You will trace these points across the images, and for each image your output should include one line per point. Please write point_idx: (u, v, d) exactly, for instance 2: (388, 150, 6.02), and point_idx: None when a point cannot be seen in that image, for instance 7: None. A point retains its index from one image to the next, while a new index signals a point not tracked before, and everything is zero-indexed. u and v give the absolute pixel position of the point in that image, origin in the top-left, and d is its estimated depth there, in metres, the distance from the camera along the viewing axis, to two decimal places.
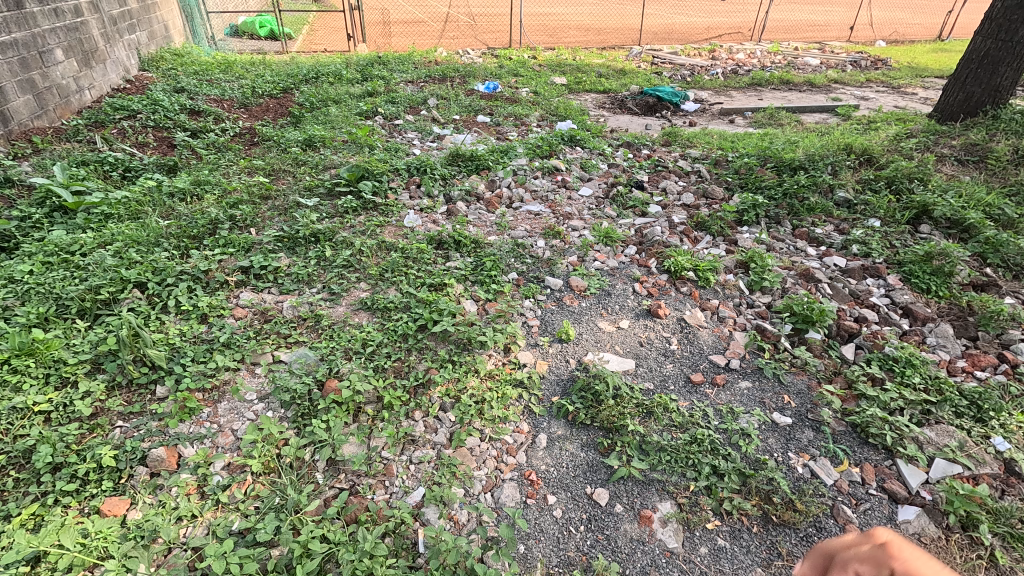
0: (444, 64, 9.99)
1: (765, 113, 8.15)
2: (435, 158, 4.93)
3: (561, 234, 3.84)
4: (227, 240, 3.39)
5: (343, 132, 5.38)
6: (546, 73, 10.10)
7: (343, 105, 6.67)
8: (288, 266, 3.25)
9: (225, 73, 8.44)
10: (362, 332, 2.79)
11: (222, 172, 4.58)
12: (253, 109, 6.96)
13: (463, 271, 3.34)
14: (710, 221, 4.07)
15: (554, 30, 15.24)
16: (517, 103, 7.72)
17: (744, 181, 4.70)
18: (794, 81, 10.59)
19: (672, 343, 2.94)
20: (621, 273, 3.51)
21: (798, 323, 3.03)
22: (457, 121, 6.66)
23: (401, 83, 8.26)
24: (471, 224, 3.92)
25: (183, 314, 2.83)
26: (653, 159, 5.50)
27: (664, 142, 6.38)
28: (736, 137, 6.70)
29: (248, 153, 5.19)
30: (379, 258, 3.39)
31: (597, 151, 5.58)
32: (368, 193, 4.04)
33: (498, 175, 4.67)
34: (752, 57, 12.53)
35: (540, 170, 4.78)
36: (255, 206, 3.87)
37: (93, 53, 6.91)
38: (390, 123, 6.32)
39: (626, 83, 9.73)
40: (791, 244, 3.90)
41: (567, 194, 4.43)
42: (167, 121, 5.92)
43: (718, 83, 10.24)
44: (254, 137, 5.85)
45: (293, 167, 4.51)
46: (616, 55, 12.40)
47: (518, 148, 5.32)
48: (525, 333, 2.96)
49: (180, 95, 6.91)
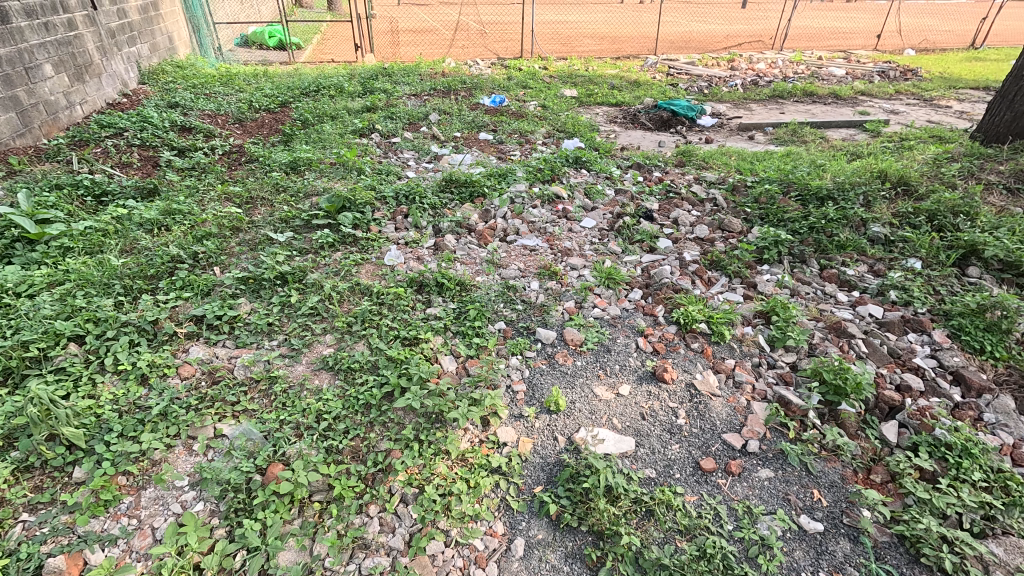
0: (451, 76, 9.69)
1: (788, 129, 7.68)
2: (427, 183, 4.59)
3: (557, 275, 3.44)
4: (185, 283, 3.07)
5: (333, 153, 5.08)
6: (557, 85, 9.75)
7: (339, 121, 6.38)
8: (247, 314, 2.91)
9: (226, 86, 8.24)
10: (319, 402, 2.43)
11: (199, 197, 4.29)
12: (248, 125, 6.71)
13: (444, 322, 2.97)
14: (725, 261, 3.64)
15: (567, 39, 14.90)
16: (524, 119, 7.36)
17: (765, 212, 4.26)
18: (818, 93, 10.07)
19: (679, 416, 2.52)
20: (623, 323, 3.09)
21: (829, 393, 2.58)
22: (457, 139, 6.32)
23: (404, 97, 7.96)
24: (458, 262, 3.55)
25: (119, 375, 2.50)
26: (664, 183, 5.08)
27: (678, 162, 5.95)
28: (756, 157, 6.25)
29: (232, 175, 4.91)
30: (351, 304, 3.03)
31: (603, 174, 5.19)
32: (348, 226, 3.70)
33: (494, 203, 4.30)
34: (773, 68, 12.03)
35: (540, 198, 4.39)
36: (225, 240, 3.56)
37: (87, 68, 6.73)
38: (386, 142, 6.01)
39: (640, 96, 9.31)
40: (818, 288, 3.45)
41: (567, 226, 4.04)
42: (154, 140, 5.68)
43: (737, 95, 9.76)
44: (242, 156, 5.58)
45: (273, 194, 4.20)
46: (630, 65, 12.01)
47: (518, 171, 4.95)
48: (508, 401, 2.57)
49: (174, 110, 6.70)
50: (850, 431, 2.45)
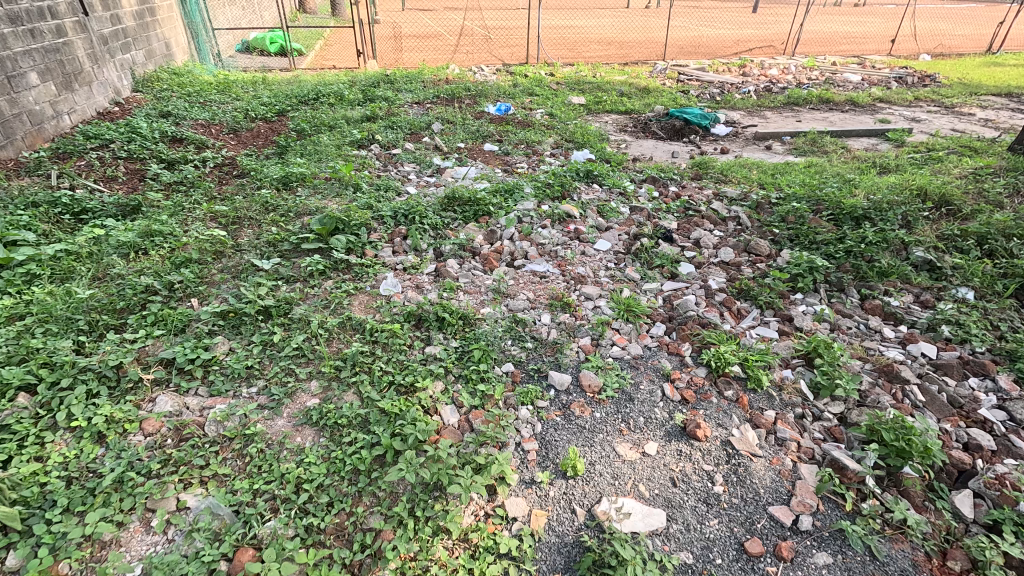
0: (455, 83, 9.41)
1: (807, 138, 7.34)
2: (428, 200, 4.28)
3: (570, 307, 3.11)
4: (158, 319, 2.76)
5: (330, 167, 4.78)
6: (564, 92, 9.46)
7: (337, 131, 6.08)
8: (223, 356, 2.59)
9: (222, 94, 7.98)
10: (300, 466, 2.10)
11: (184, 216, 3.99)
12: (243, 135, 6.43)
13: (445, 364, 2.64)
14: (756, 290, 3.30)
15: (574, 45, 14.63)
16: (530, 128, 7.05)
17: (794, 233, 3.92)
18: (835, 100, 9.72)
19: (716, 483, 2.18)
20: (645, 365, 2.75)
21: (889, 455, 2.23)
22: (461, 151, 6.01)
23: (406, 106, 7.66)
24: (461, 291, 3.23)
25: (73, 433, 2.18)
26: (682, 199, 4.75)
27: (695, 175, 5.62)
28: (777, 169, 5.91)
29: (221, 190, 4.62)
30: (341, 343, 2.71)
31: (616, 189, 4.86)
32: (341, 250, 3.39)
33: (500, 223, 3.98)
34: (786, 74, 11.71)
35: (549, 217, 4.07)
36: (206, 267, 3.24)
37: (76, 76, 6.47)
38: (387, 154, 5.71)
39: (650, 103, 9.00)
40: (861, 323, 3.10)
41: (580, 249, 3.72)
42: (142, 152, 5.40)
43: (751, 102, 9.43)
44: (234, 169, 5.29)
45: (263, 213, 3.89)
46: (639, 71, 11.72)
47: (526, 186, 4.63)
48: (517, 463, 2.23)
49: (166, 120, 6.43)
50: (916, 502, 2.10)
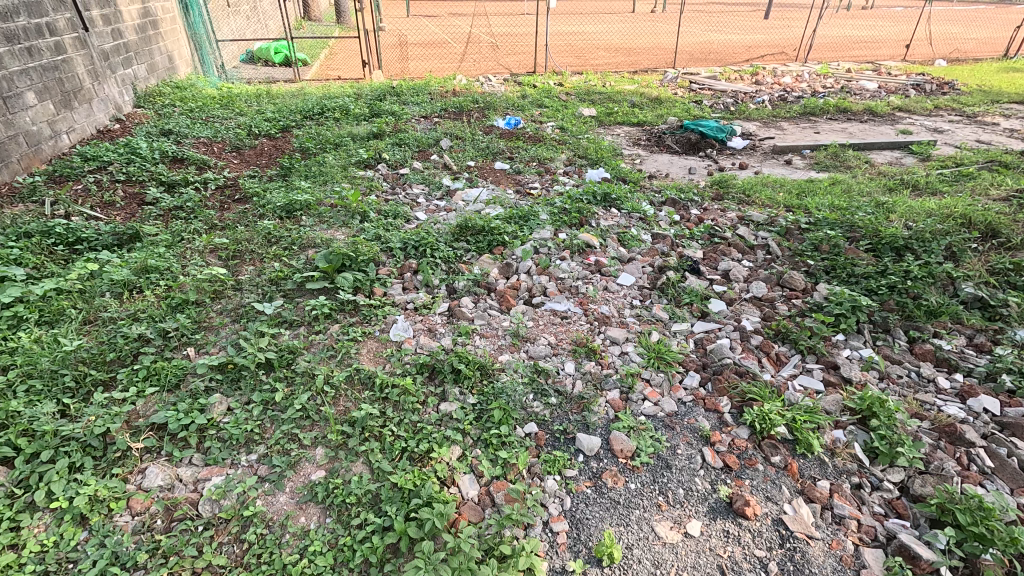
0: (463, 94, 9.21)
1: (828, 152, 7.09)
2: (440, 229, 4.06)
3: (596, 354, 2.87)
4: (150, 374, 2.54)
5: (336, 192, 4.58)
6: (574, 103, 9.24)
7: (343, 150, 5.88)
8: (220, 418, 2.37)
9: (225, 109, 7.81)
10: (304, 558, 1.88)
11: (182, 249, 3.79)
12: (246, 154, 6.24)
13: (462, 425, 2.41)
14: (795, 333, 3.05)
15: (582, 52, 14.43)
16: (542, 144, 6.83)
17: (830, 265, 3.68)
18: (852, 110, 9.46)
19: (770, 573, 1.95)
20: (681, 424, 2.51)
21: (965, 541, 1.98)
22: (471, 170, 5.80)
23: (413, 121, 7.45)
24: (477, 335, 3.00)
25: (51, 516, 1.96)
26: (705, 224, 4.51)
27: (716, 196, 5.38)
28: (800, 188, 5.66)
29: (222, 217, 4.41)
30: (349, 401, 2.49)
31: (635, 214, 4.63)
32: (348, 289, 3.16)
33: (516, 255, 3.76)
34: (800, 81, 11.46)
35: (568, 248, 3.84)
36: (204, 311, 3.03)
37: (75, 93, 6.31)
38: (394, 175, 5.50)
39: (663, 115, 8.78)
40: (912, 371, 2.86)
41: (602, 284, 3.48)
42: (141, 174, 5.21)
43: (766, 113, 9.18)
44: (237, 192, 5.10)
45: (265, 246, 3.68)
46: (649, 79, 11.49)
47: (541, 212, 4.40)
48: (547, 548, 2.00)
49: (167, 138, 6.25)
50: None
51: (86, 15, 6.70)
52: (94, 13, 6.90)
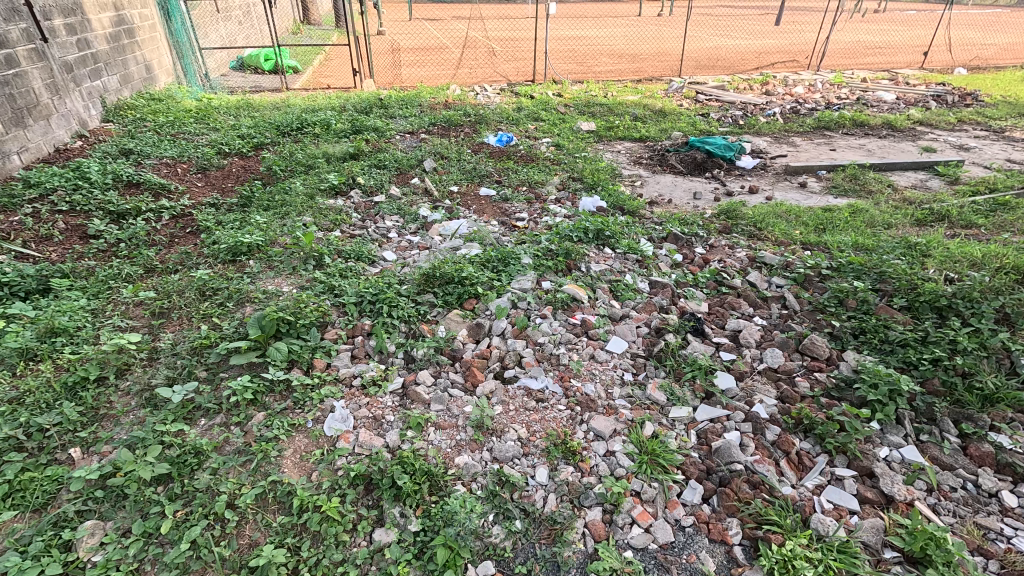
0: (455, 107, 8.70)
1: (846, 174, 6.53)
2: (405, 277, 3.55)
3: (575, 456, 2.33)
4: (11, 491, 2.03)
5: (294, 229, 4.07)
6: (573, 116, 8.72)
7: (314, 173, 5.38)
8: (87, 560, 1.85)
9: (200, 123, 7.34)
10: None
11: (105, 301, 3.29)
12: (212, 176, 5.75)
13: (397, 568, 1.89)
14: (822, 425, 2.49)
15: (584, 59, 13.91)
16: (534, 165, 6.31)
17: (860, 327, 3.13)
18: (870, 124, 8.88)
19: None
20: (679, 564, 1.98)
21: None
22: (453, 197, 5.29)
23: (398, 138, 6.95)
24: (432, 426, 2.47)
25: None
26: (710, 268, 3.97)
27: (723, 228, 4.82)
28: (817, 218, 5.10)
29: (164, 257, 3.92)
30: (258, 531, 1.98)
31: (631, 254, 4.08)
32: (280, 364, 2.65)
33: (489, 311, 3.22)
34: (813, 92, 10.89)
35: (550, 302, 3.30)
36: (104, 393, 2.52)
37: (30, 109, 5.84)
38: (368, 203, 4.99)
39: (667, 131, 8.25)
40: (967, 481, 2.31)
41: (588, 352, 2.94)
42: (87, 203, 4.73)
43: (777, 127, 8.62)
44: (190, 224, 4.61)
45: (199, 301, 3.18)
46: (653, 89, 10.96)
47: (524, 253, 3.87)
48: None
49: (127, 159, 5.77)
50: None
51: (45, 24, 6.24)
52: (56, 21, 6.44)
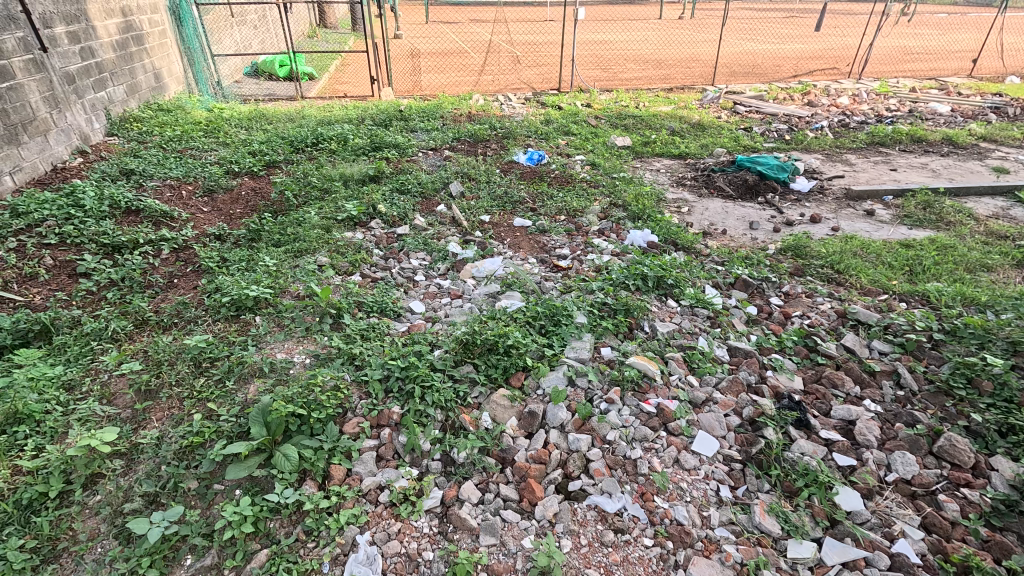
0: (479, 119, 8.13)
1: (917, 201, 5.86)
2: (437, 341, 2.99)
3: None
4: None
5: (308, 275, 3.53)
6: (606, 129, 8.12)
7: (330, 200, 4.85)
8: None
9: (209, 138, 6.87)
10: None
11: (85, 369, 2.77)
12: (219, 200, 5.24)
13: None
14: None
15: (610, 65, 13.30)
16: (570, 188, 5.73)
17: (1006, 423, 2.51)
18: (929, 139, 8.16)
19: None
20: None
21: None
22: (485, 228, 4.74)
23: (420, 156, 6.41)
24: (483, 571, 1.93)
25: None
26: (795, 328, 3.36)
27: (796, 270, 4.20)
28: (901, 257, 4.45)
29: (159, 306, 3.40)
30: None
31: (698, 307, 3.48)
32: (289, 478, 2.10)
33: (543, 393, 2.65)
34: (859, 103, 10.18)
35: (615, 380, 2.71)
36: (67, 518, 2.00)
37: (25, 125, 5.38)
38: (390, 236, 4.44)
39: (708, 147, 7.63)
40: None
41: (672, 456, 2.36)
42: (79, 234, 4.23)
43: (828, 143, 7.95)
44: (193, 261, 4.09)
45: (192, 375, 2.63)
46: (687, 99, 10.33)
47: (576, 307, 3.27)
48: None
49: (128, 181, 5.29)
50: None
51: (45, 33, 5.80)
52: (58, 29, 6.00)
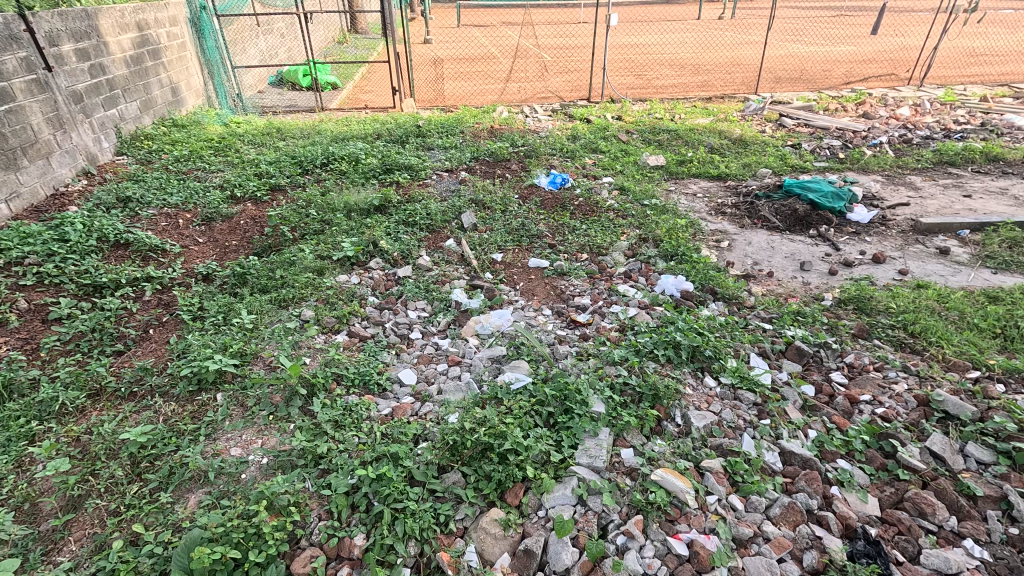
0: (501, 134, 7.63)
1: (1002, 237, 5.05)
2: (421, 435, 2.49)
3: None
4: None
5: (286, 336, 3.10)
6: (637, 146, 7.51)
7: (329, 235, 4.44)
8: None
9: (218, 156, 6.60)
10: None
11: (14, 459, 2.38)
12: (216, 229, 4.90)
13: None
14: None
15: (644, 71, 12.63)
16: (595, 218, 5.16)
17: None
18: (1008, 158, 7.21)
19: None
20: None
21: None
22: (496, 269, 4.24)
23: (433, 179, 5.97)
24: None
25: None
26: (864, 421, 2.72)
27: (861, 331, 3.52)
28: (990, 315, 3.72)
29: (121, 369, 3.02)
30: None
31: (742, 388, 2.87)
32: None
33: (545, 516, 2.14)
34: (922, 113, 9.22)
35: (636, 504, 2.16)
36: None
37: (26, 148, 5.16)
38: (389, 280, 3.98)
39: (751, 167, 6.92)
40: None
41: None
42: (59, 273, 3.93)
43: (889, 162, 7.11)
44: (173, 306, 3.74)
45: (126, 479, 2.22)
46: (728, 110, 9.57)
47: (592, 388, 2.71)
48: None
49: (124, 209, 5.03)
50: None
51: (52, 51, 5.60)
52: (66, 47, 5.81)
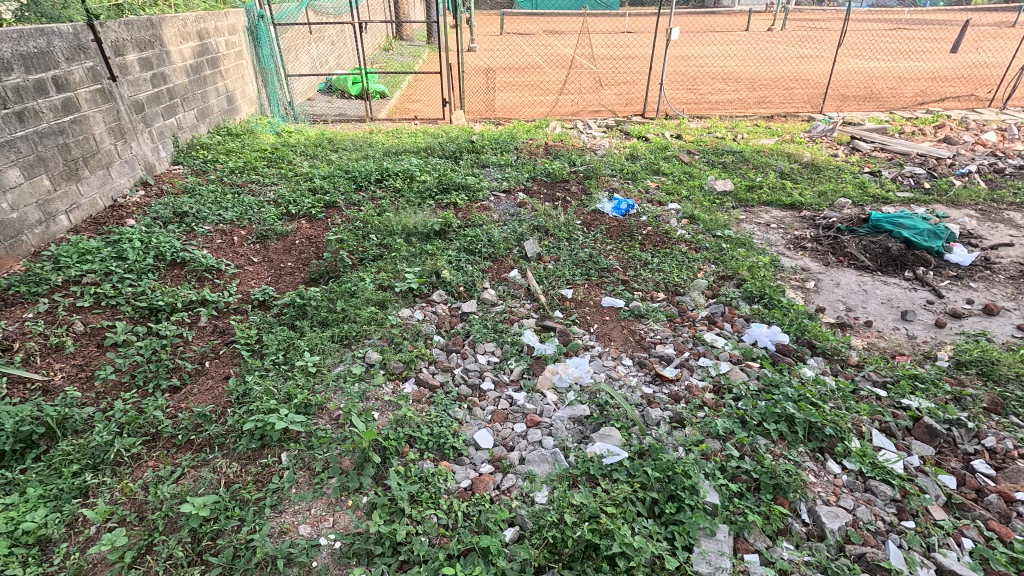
0: (557, 152, 7.33)
1: None
2: (511, 520, 2.19)
3: None
4: None
5: (352, 384, 2.85)
6: (702, 168, 7.11)
7: (389, 262, 4.21)
8: None
9: (272, 168, 6.50)
10: None
11: (67, 520, 2.18)
12: (271, 249, 4.74)
13: None
14: None
15: (698, 85, 12.17)
16: (666, 251, 4.79)
17: None
18: None
19: None
20: None
21: None
22: (567, 307, 3.92)
23: (491, 200, 5.71)
24: None
25: None
26: None
27: (995, 406, 3.06)
28: None
29: (178, 411, 2.80)
30: None
31: (874, 478, 2.47)
32: None
33: None
34: (1011, 140, 8.50)
35: None
36: None
37: (87, 159, 5.11)
38: (454, 315, 3.71)
39: (827, 195, 6.43)
40: None
41: None
42: (115, 294, 3.78)
43: (983, 194, 6.50)
44: (229, 336, 3.54)
45: (187, 561, 2.00)
46: (793, 130, 9.05)
47: (702, 471, 2.35)
48: None
49: (180, 224, 4.91)
50: None
51: (117, 61, 5.57)
52: (130, 57, 5.78)
